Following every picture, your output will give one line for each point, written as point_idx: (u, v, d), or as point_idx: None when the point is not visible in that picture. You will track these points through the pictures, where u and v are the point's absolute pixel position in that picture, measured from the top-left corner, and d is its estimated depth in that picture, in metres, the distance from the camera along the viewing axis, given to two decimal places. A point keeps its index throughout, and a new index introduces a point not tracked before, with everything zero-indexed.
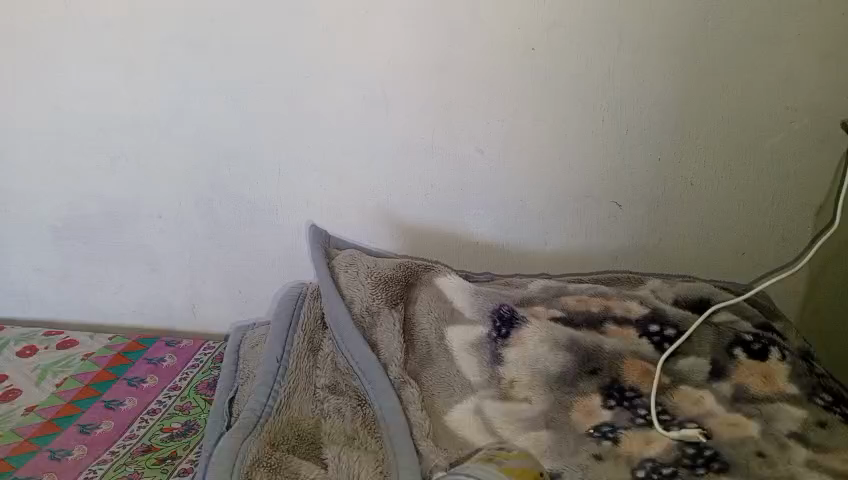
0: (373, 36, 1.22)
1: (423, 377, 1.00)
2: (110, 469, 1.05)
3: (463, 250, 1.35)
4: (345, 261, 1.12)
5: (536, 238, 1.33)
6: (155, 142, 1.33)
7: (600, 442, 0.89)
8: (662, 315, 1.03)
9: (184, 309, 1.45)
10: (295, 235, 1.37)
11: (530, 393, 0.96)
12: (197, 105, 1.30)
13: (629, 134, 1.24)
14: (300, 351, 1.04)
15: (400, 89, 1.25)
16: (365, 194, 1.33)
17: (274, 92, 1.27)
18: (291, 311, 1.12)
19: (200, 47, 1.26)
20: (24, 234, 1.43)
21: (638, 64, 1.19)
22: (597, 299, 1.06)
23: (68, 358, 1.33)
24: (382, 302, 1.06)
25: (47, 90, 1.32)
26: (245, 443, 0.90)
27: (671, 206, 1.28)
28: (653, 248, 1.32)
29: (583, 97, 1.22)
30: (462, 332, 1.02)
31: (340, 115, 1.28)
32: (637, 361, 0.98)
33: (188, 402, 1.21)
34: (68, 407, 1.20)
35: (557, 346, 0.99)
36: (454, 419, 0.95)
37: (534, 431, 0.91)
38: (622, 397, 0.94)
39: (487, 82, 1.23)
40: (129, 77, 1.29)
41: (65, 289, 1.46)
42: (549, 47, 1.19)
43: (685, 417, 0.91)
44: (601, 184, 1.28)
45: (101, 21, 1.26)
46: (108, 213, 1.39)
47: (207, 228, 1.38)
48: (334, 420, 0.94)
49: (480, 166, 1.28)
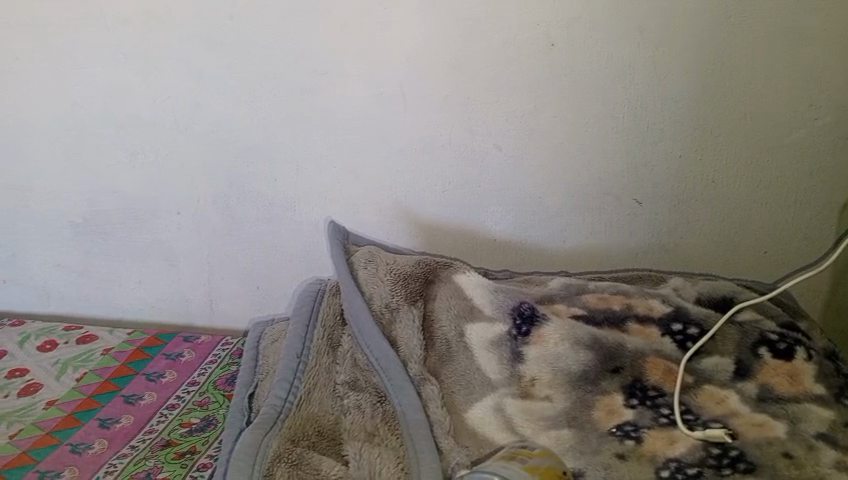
0: (391, 32, 1.21)
1: (443, 375, 0.99)
2: (130, 463, 1.05)
3: (481, 247, 1.34)
4: (363, 257, 1.12)
5: (555, 235, 1.32)
6: (173, 139, 1.33)
7: (623, 441, 0.88)
8: (686, 313, 1.00)
9: (202, 305, 1.46)
10: (312, 231, 1.37)
11: (551, 392, 0.94)
12: (216, 102, 1.30)
13: (650, 131, 1.22)
14: (320, 347, 1.04)
15: (417, 86, 1.24)
16: (382, 190, 1.32)
17: (291, 88, 1.27)
18: (310, 307, 1.12)
19: (219, 44, 1.26)
20: (44, 230, 1.44)
21: (659, 60, 1.18)
22: (619, 298, 1.03)
23: (87, 353, 1.33)
24: (401, 299, 1.05)
25: (66, 87, 1.32)
26: (266, 439, 0.90)
27: (692, 204, 1.27)
28: (673, 246, 1.30)
29: (603, 94, 1.21)
30: (481, 329, 1.01)
31: (358, 113, 1.27)
32: (660, 360, 0.96)
33: (207, 397, 1.21)
34: (87, 402, 1.20)
35: (578, 344, 0.96)
36: (474, 417, 0.95)
37: (555, 429, 0.91)
38: (644, 396, 0.93)
39: (506, 78, 1.22)
40: (147, 73, 1.29)
41: (84, 285, 1.47)
42: (569, 43, 1.18)
43: (709, 417, 0.90)
44: (620, 181, 1.26)
45: (119, 18, 1.26)
46: (127, 209, 1.40)
47: (225, 224, 1.38)
48: (354, 417, 0.94)
49: (499, 164, 1.28)
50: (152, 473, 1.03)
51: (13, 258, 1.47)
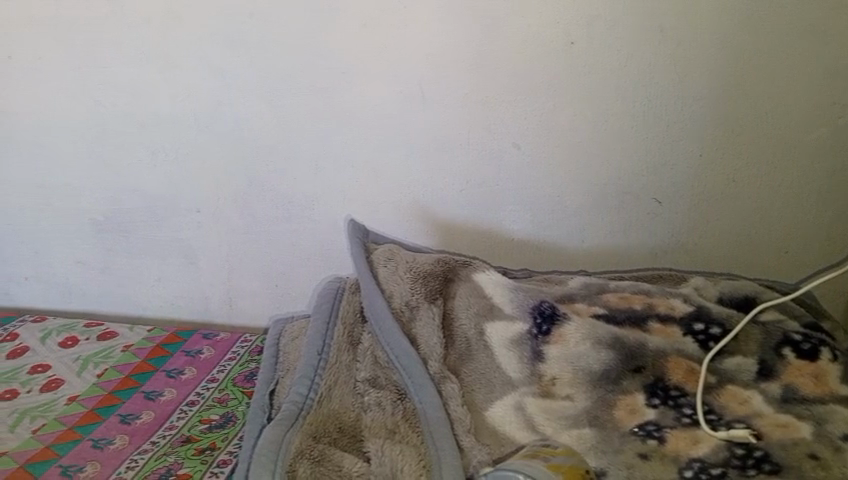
0: (411, 30, 1.21)
1: (463, 373, 1.00)
2: (151, 459, 1.06)
3: (500, 246, 1.34)
4: (383, 255, 1.12)
5: (574, 234, 1.31)
6: (194, 137, 1.34)
7: (645, 440, 0.88)
8: (708, 313, 0.99)
9: (221, 303, 1.47)
10: (331, 230, 1.37)
11: (572, 391, 0.94)
12: (236, 101, 1.31)
13: (670, 131, 1.22)
14: (340, 344, 1.05)
15: (437, 84, 1.24)
16: (400, 189, 1.33)
17: (311, 87, 1.28)
18: (330, 305, 1.13)
19: (239, 43, 1.27)
20: (66, 227, 1.45)
21: (680, 58, 1.17)
22: (640, 297, 1.02)
23: (108, 349, 1.35)
24: (421, 297, 1.05)
25: (89, 86, 1.34)
26: (288, 435, 0.91)
27: (712, 204, 1.26)
28: (693, 245, 1.29)
29: (623, 92, 1.20)
30: (501, 328, 1.01)
31: (377, 111, 1.28)
32: (682, 360, 0.95)
33: (226, 394, 1.22)
34: (108, 398, 1.21)
35: (599, 343, 0.95)
36: (495, 415, 0.95)
37: (576, 428, 0.91)
38: (666, 396, 0.92)
39: (525, 77, 1.22)
40: (169, 72, 1.30)
41: (105, 282, 1.49)
42: (589, 41, 1.18)
43: (732, 417, 0.90)
44: (640, 181, 1.26)
45: (141, 18, 1.27)
46: (148, 207, 1.41)
47: (244, 223, 1.39)
48: (374, 414, 0.95)
49: (517, 163, 1.27)
50: (173, 468, 1.04)
51: (34, 256, 1.49)
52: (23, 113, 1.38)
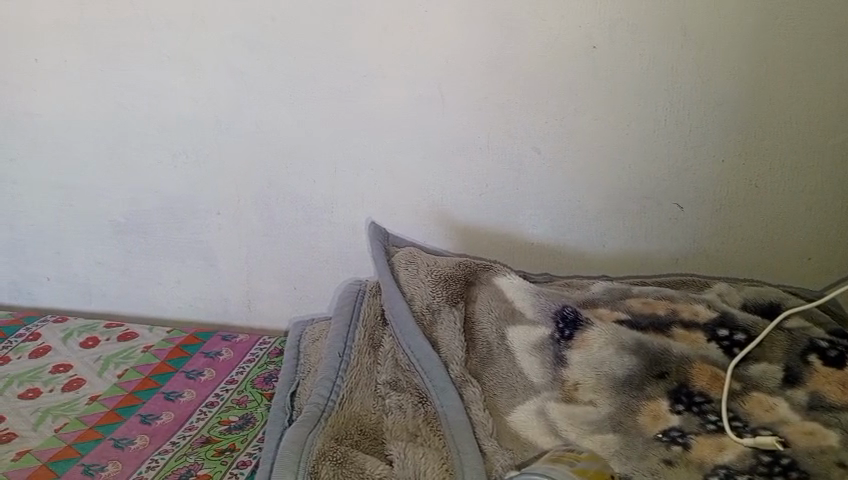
0: (431, 33, 1.22)
1: (484, 377, 0.99)
2: (171, 459, 1.07)
3: (518, 250, 1.34)
4: (404, 258, 1.13)
5: (594, 239, 1.31)
6: (215, 139, 1.35)
7: (669, 447, 0.88)
8: (732, 319, 0.98)
9: (239, 305, 1.47)
10: (349, 232, 1.38)
11: (595, 396, 0.93)
12: (257, 103, 1.32)
13: (691, 136, 1.21)
14: (361, 346, 1.05)
15: (457, 87, 1.24)
16: (419, 192, 1.33)
17: (331, 90, 1.29)
18: (351, 307, 1.14)
19: (260, 46, 1.28)
20: (89, 228, 1.46)
21: (702, 62, 1.17)
22: (664, 303, 1.02)
23: (128, 350, 1.36)
24: (443, 300, 1.06)
25: (113, 87, 1.35)
26: (310, 436, 0.91)
27: (734, 209, 1.25)
28: (714, 251, 1.28)
29: (645, 96, 1.20)
30: (523, 332, 1.00)
31: (396, 114, 1.28)
32: (707, 366, 0.93)
33: (245, 396, 1.22)
34: (129, 398, 1.22)
35: (622, 348, 0.94)
36: (516, 420, 0.95)
37: (599, 434, 0.90)
38: (691, 402, 0.90)
39: (546, 80, 1.21)
40: (191, 74, 1.32)
41: (125, 283, 1.50)
42: (610, 44, 1.18)
43: (757, 424, 0.89)
44: (661, 185, 1.25)
45: (164, 22, 1.29)
46: (169, 209, 1.42)
47: (263, 225, 1.40)
48: (396, 417, 0.95)
49: (537, 166, 1.27)
50: (193, 469, 1.05)
51: (57, 256, 1.50)
52: (47, 115, 1.39)
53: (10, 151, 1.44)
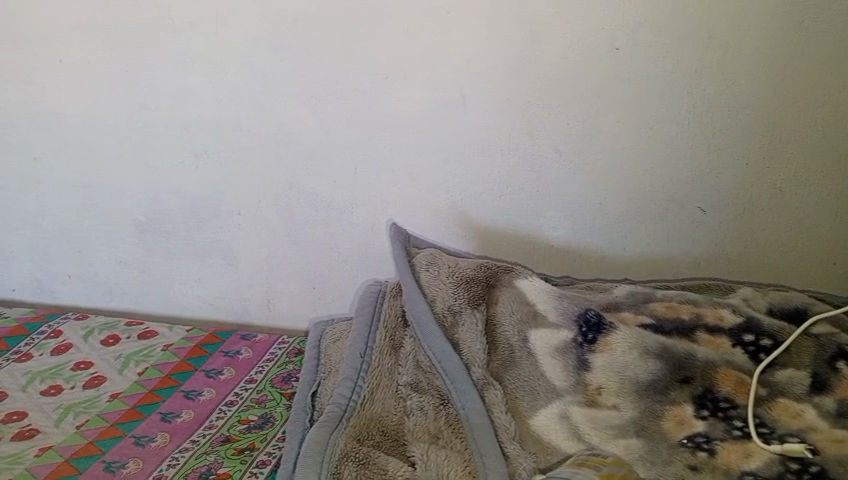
0: (453, 36, 1.22)
1: (506, 379, 0.99)
2: (191, 457, 1.07)
3: (539, 252, 1.33)
4: (425, 260, 1.13)
5: (615, 242, 1.30)
6: (236, 140, 1.36)
7: (695, 452, 0.87)
8: (758, 325, 0.97)
9: (259, 304, 1.48)
10: (369, 233, 1.38)
11: (619, 400, 0.92)
12: (278, 104, 1.32)
13: (715, 139, 1.20)
14: (383, 347, 1.06)
15: (478, 89, 1.24)
16: (440, 193, 1.32)
17: (352, 92, 1.29)
18: (372, 308, 1.14)
19: (282, 48, 1.28)
20: (111, 227, 1.47)
21: (726, 65, 1.16)
22: (687, 307, 1.01)
23: (149, 348, 1.36)
24: (464, 302, 1.05)
25: (136, 88, 1.36)
26: (333, 437, 0.92)
27: (758, 213, 1.24)
28: (737, 255, 1.27)
29: (668, 98, 1.19)
30: (545, 335, 0.99)
31: (417, 116, 1.28)
32: (732, 371, 0.92)
33: (264, 395, 1.23)
34: (149, 396, 1.23)
35: (647, 353, 0.93)
36: (539, 423, 0.94)
37: (623, 438, 0.90)
38: (716, 407, 0.89)
39: (568, 83, 1.21)
40: (213, 75, 1.32)
41: (146, 282, 1.51)
42: (633, 47, 1.17)
43: (785, 431, 0.87)
44: (683, 189, 1.24)
45: (187, 23, 1.30)
46: (189, 209, 1.43)
47: (284, 225, 1.40)
48: (418, 418, 0.95)
49: (558, 169, 1.27)
50: (213, 467, 1.05)
51: (79, 254, 1.51)
52: (71, 115, 1.41)
53: (34, 150, 1.45)
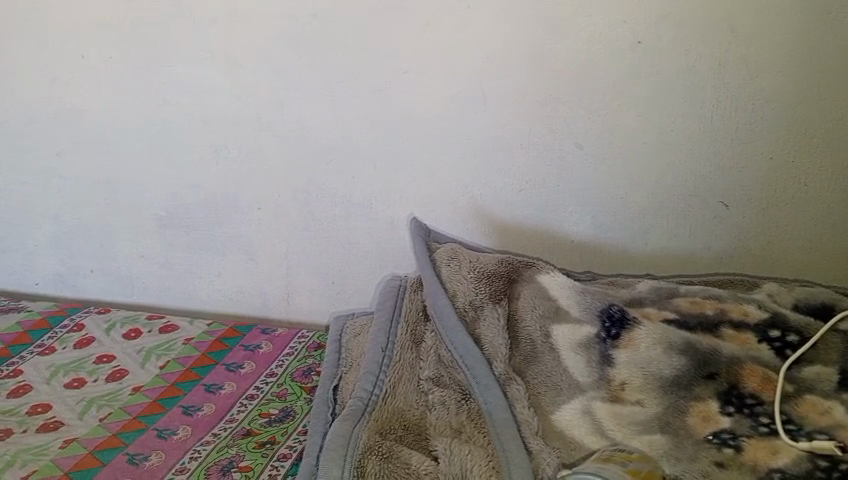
0: (473, 30, 1.21)
1: (528, 374, 0.98)
2: (213, 450, 1.08)
3: (559, 247, 1.32)
4: (446, 255, 1.13)
5: (637, 237, 1.29)
6: (256, 136, 1.37)
7: (720, 449, 0.86)
8: (784, 320, 0.97)
9: (278, 299, 1.49)
10: (388, 228, 1.38)
11: (642, 396, 0.91)
12: (298, 99, 1.32)
13: (739, 133, 1.19)
14: (404, 342, 1.06)
15: (498, 84, 1.24)
16: (459, 189, 1.32)
17: (372, 86, 1.29)
18: (393, 303, 1.15)
19: (302, 44, 1.28)
20: (132, 222, 1.49)
21: (751, 58, 1.14)
22: (712, 303, 1.01)
23: (170, 342, 1.38)
24: (485, 297, 1.05)
25: (156, 84, 1.37)
26: (355, 431, 0.92)
27: (783, 208, 1.22)
28: (761, 251, 1.26)
29: (691, 92, 1.18)
30: (568, 330, 0.99)
31: (436, 111, 1.28)
32: (758, 367, 0.91)
33: (285, 389, 1.23)
34: (171, 389, 1.24)
35: (671, 348, 0.92)
36: (562, 419, 0.94)
37: (647, 435, 0.89)
38: (741, 404, 0.88)
39: (589, 77, 1.20)
40: (233, 71, 1.33)
41: (166, 276, 1.52)
42: (657, 41, 1.16)
43: (813, 428, 0.86)
44: (706, 183, 1.23)
45: (208, 19, 1.30)
46: (210, 204, 1.44)
47: (303, 220, 1.41)
48: (440, 413, 0.95)
49: (579, 163, 1.26)
50: (235, 460, 1.06)
51: (101, 249, 1.52)
52: (94, 111, 1.42)
53: (56, 146, 1.46)
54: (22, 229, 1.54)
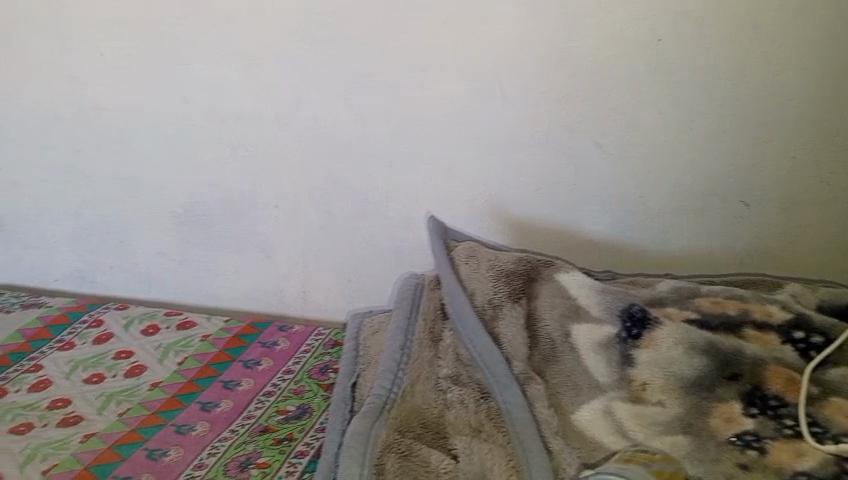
0: (492, 28, 1.21)
1: (547, 374, 0.98)
2: (231, 447, 1.08)
3: (577, 246, 1.31)
4: (464, 253, 1.12)
5: (657, 237, 1.28)
6: (273, 133, 1.37)
7: (744, 450, 0.85)
8: (809, 321, 0.96)
9: (295, 296, 1.49)
10: (404, 227, 1.38)
11: (664, 397, 0.90)
12: (316, 97, 1.32)
13: (761, 132, 1.17)
14: (423, 340, 1.06)
15: (517, 82, 1.23)
16: (477, 187, 1.31)
17: (390, 85, 1.28)
18: (411, 301, 1.15)
19: (320, 41, 1.28)
20: (151, 219, 1.49)
21: (774, 56, 1.13)
22: (734, 303, 1.00)
23: (188, 338, 1.38)
24: (505, 296, 1.05)
25: (175, 82, 1.38)
26: (374, 428, 0.92)
27: (805, 208, 1.21)
28: (783, 251, 1.24)
29: (713, 90, 1.17)
30: (588, 330, 0.98)
31: (454, 109, 1.27)
32: (782, 369, 0.90)
33: (302, 386, 1.24)
34: (188, 385, 1.25)
35: (693, 349, 0.91)
36: (583, 419, 0.93)
37: (669, 435, 0.88)
38: (765, 405, 0.87)
39: (609, 75, 1.19)
40: (251, 69, 1.33)
41: (184, 273, 1.53)
42: (678, 39, 1.15)
43: (839, 431, 0.84)
44: (727, 182, 1.22)
45: (226, 17, 1.31)
46: (228, 202, 1.44)
47: (320, 218, 1.41)
48: (458, 412, 0.95)
49: (598, 162, 1.25)
50: (252, 457, 1.06)
51: (119, 245, 1.54)
52: (113, 109, 1.43)
53: (76, 143, 1.47)
54: (41, 225, 1.56)
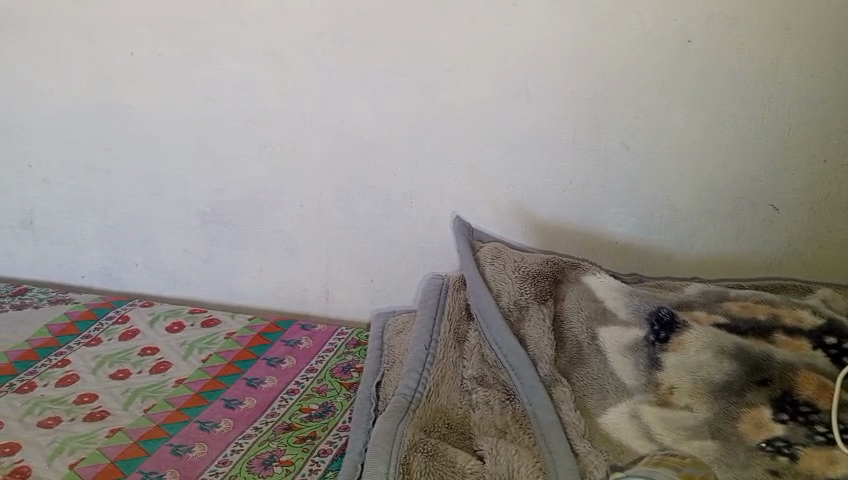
0: (519, 28, 1.21)
1: (573, 377, 0.98)
2: (255, 444, 1.09)
3: (601, 248, 1.31)
4: (490, 253, 1.13)
5: (683, 239, 1.27)
6: (299, 131, 1.38)
7: (774, 456, 0.84)
8: (841, 327, 0.94)
9: (318, 295, 1.50)
10: (428, 227, 1.38)
11: (692, 401, 0.89)
12: (341, 96, 1.33)
13: (791, 134, 1.16)
14: (447, 340, 1.06)
15: (543, 82, 1.23)
16: (501, 188, 1.31)
17: (415, 85, 1.29)
18: (436, 301, 1.15)
19: (346, 41, 1.29)
20: (176, 217, 1.51)
21: (806, 58, 1.12)
22: (764, 307, 0.99)
23: (212, 335, 1.40)
24: (531, 297, 1.05)
25: (203, 81, 1.39)
26: (400, 428, 0.92)
27: (835, 212, 1.19)
28: (812, 257, 1.23)
29: (742, 92, 1.16)
30: (615, 332, 0.98)
31: (479, 109, 1.27)
32: (813, 374, 0.88)
33: (325, 385, 1.24)
34: (213, 382, 1.26)
35: (722, 353, 0.90)
36: (608, 422, 0.93)
37: (697, 439, 0.87)
38: (795, 411, 0.86)
39: (637, 75, 1.18)
40: (277, 68, 1.34)
41: (208, 271, 1.54)
42: (707, 40, 1.14)
43: None
44: (756, 185, 1.20)
45: (254, 16, 1.32)
46: (252, 200, 1.45)
47: (344, 218, 1.42)
48: (483, 413, 0.95)
49: (624, 163, 1.24)
50: (276, 454, 1.07)
51: (145, 242, 1.55)
52: (141, 108, 1.45)
53: (104, 141, 1.49)
54: (69, 222, 1.58)
